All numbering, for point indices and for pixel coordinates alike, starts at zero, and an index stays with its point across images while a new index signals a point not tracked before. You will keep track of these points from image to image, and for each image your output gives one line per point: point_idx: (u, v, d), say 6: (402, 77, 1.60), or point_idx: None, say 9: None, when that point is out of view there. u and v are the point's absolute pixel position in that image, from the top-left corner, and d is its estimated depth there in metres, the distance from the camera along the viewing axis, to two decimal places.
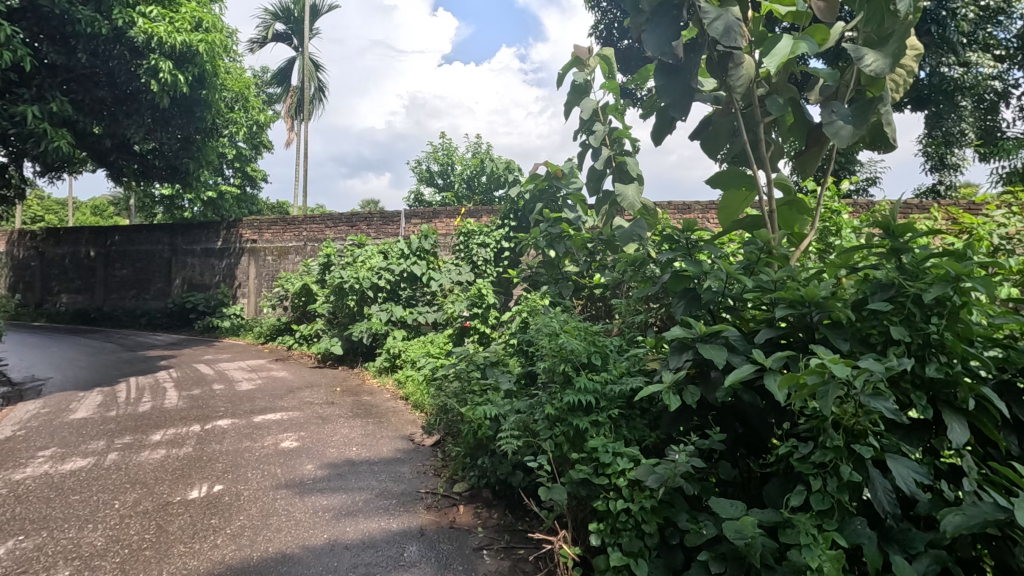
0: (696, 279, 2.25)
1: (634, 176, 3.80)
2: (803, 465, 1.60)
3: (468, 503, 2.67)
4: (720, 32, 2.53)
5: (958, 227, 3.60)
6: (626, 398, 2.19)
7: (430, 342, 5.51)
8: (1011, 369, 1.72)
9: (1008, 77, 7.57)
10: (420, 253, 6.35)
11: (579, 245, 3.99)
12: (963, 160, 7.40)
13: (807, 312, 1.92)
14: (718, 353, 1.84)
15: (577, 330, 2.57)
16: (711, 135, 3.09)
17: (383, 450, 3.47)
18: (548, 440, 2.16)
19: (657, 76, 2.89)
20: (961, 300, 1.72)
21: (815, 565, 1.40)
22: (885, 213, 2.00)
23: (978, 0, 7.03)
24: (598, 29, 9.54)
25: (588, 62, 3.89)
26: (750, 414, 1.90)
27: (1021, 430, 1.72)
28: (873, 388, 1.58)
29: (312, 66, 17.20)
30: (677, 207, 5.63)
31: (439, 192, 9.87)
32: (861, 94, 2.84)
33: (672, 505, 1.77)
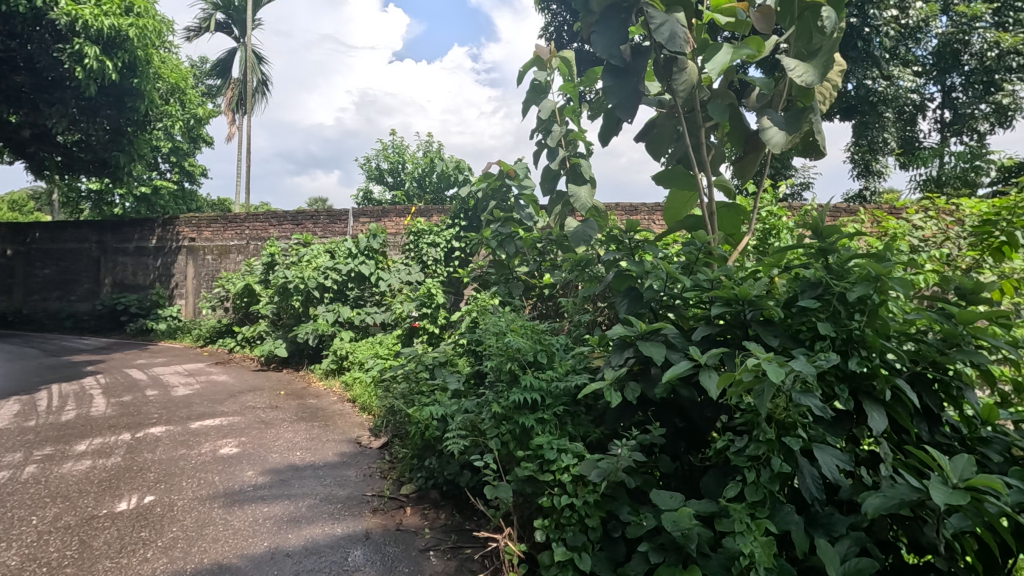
0: (638, 278, 2.33)
1: (587, 178, 3.86)
2: (738, 458, 1.66)
3: (415, 504, 2.64)
4: (665, 38, 2.61)
5: (881, 229, 3.86)
6: (571, 395, 2.22)
7: (378, 343, 5.42)
8: (922, 362, 1.85)
9: (925, 91, 8.15)
10: (369, 253, 6.23)
11: (529, 245, 4.02)
12: (886, 167, 7.91)
13: (741, 310, 2.01)
14: (658, 350, 1.90)
15: (523, 330, 2.59)
16: (656, 137, 3.18)
17: (329, 454, 3.39)
18: (494, 438, 2.17)
19: (605, 77, 2.94)
20: (881, 298, 1.83)
21: (748, 551, 1.45)
22: (814, 215, 2.11)
23: (899, 18, 7.53)
24: (547, 31, 9.64)
25: (549, 62, 3.91)
26: (688, 408, 1.97)
27: (930, 417, 1.85)
28: (801, 382, 1.66)
29: (255, 58, 16.58)
30: (624, 208, 5.76)
31: (389, 190, 9.72)
32: (794, 103, 2.99)
33: (615, 499, 1.81)
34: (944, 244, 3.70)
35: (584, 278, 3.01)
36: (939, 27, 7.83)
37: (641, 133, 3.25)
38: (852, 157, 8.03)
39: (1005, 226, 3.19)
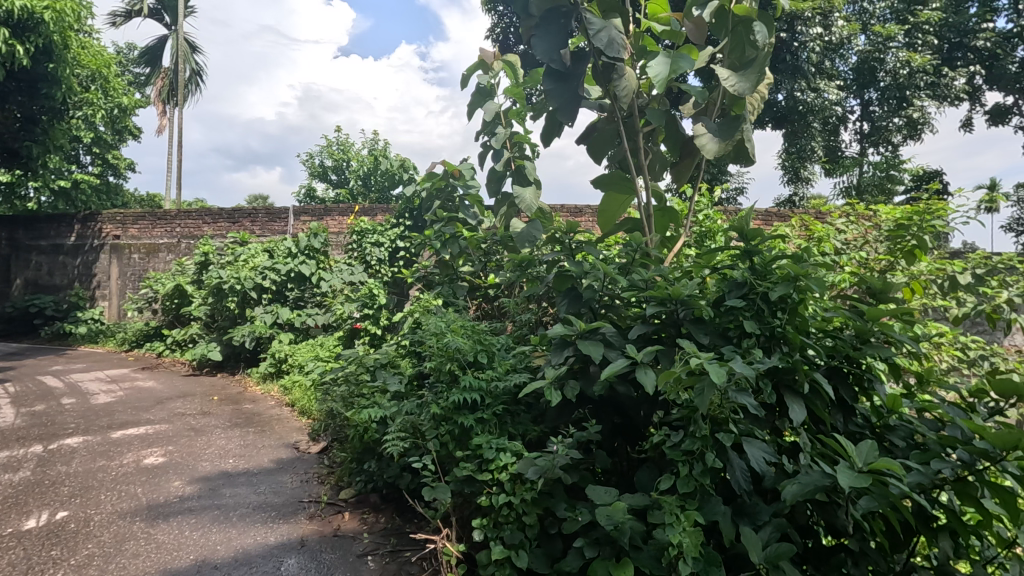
0: (578, 279, 2.37)
1: (532, 180, 3.89)
2: (674, 452, 1.71)
3: (354, 509, 2.59)
4: (604, 43, 2.67)
5: (809, 233, 4.07)
6: (511, 395, 2.24)
7: (319, 345, 5.27)
8: (837, 356, 1.98)
9: (847, 104, 8.71)
10: (309, 252, 6.05)
11: (473, 245, 4.01)
12: (812, 174, 8.40)
13: (674, 310, 2.08)
14: (596, 348, 1.93)
15: (463, 330, 2.58)
16: (597, 140, 3.24)
17: (264, 460, 3.27)
18: (433, 439, 2.16)
19: (547, 81, 2.96)
20: (800, 297, 1.94)
21: (676, 542, 1.50)
22: (738, 218, 2.22)
23: (825, 34, 7.98)
24: (494, 32, 9.66)
25: (493, 65, 3.91)
26: (625, 405, 2.02)
27: (845, 409, 1.98)
28: (736, 380, 1.73)
29: (188, 47, 15.75)
30: (569, 210, 5.85)
31: (332, 189, 9.47)
32: (726, 111, 3.13)
33: (552, 496, 1.84)
34: (864, 247, 3.94)
35: (526, 278, 3.03)
36: (859, 45, 8.40)
37: (582, 136, 3.31)
38: (782, 164, 8.48)
39: (916, 232, 3.46)
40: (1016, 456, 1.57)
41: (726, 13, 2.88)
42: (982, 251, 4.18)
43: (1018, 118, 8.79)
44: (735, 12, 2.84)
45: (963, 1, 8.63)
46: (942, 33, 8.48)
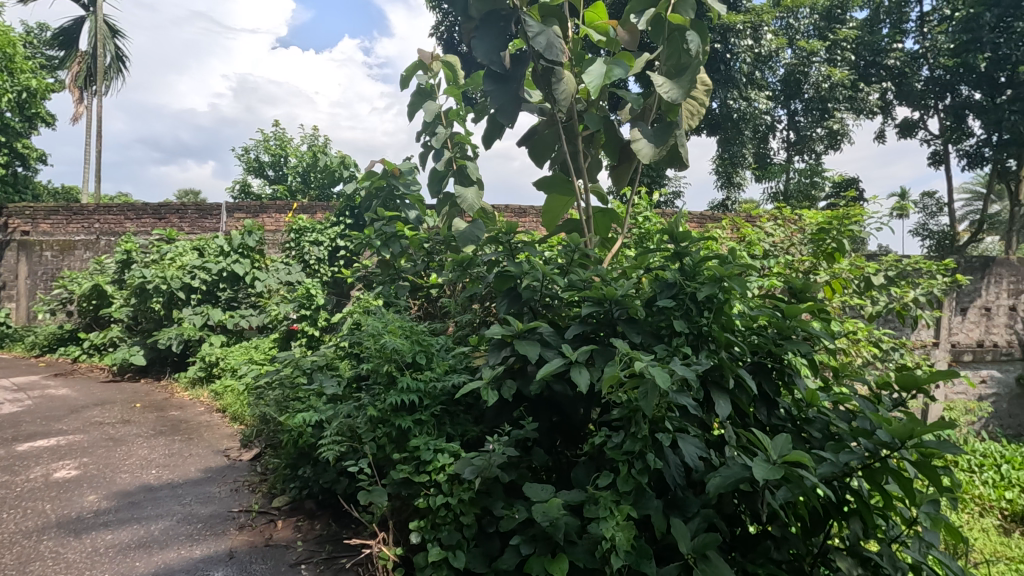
0: (517, 279, 2.39)
1: (474, 180, 3.87)
2: (613, 451, 1.74)
3: (288, 517, 2.51)
4: (543, 47, 2.71)
5: (740, 235, 4.26)
6: (449, 395, 2.23)
7: (254, 348, 5.07)
8: (760, 353, 2.10)
9: (775, 114, 9.21)
10: (243, 250, 5.78)
11: (415, 245, 3.96)
12: (743, 179, 8.85)
13: (609, 309, 2.13)
14: (533, 348, 1.96)
15: (402, 330, 2.55)
16: (537, 143, 3.29)
17: (191, 470, 3.11)
18: (369, 442, 2.13)
19: (487, 82, 2.96)
20: (725, 296, 2.04)
21: (609, 536, 1.53)
22: (669, 220, 2.30)
23: (755, 46, 8.40)
24: (438, 30, 9.59)
25: (432, 66, 3.86)
26: (563, 403, 2.05)
27: (769, 402, 2.09)
28: (675, 381, 1.76)
29: (108, 30, 14.74)
30: (513, 211, 5.89)
31: (269, 185, 9.11)
32: (662, 117, 3.23)
33: (490, 494, 1.84)
34: (790, 248, 4.17)
35: (467, 277, 3.03)
36: (785, 58, 8.91)
37: (523, 138, 3.34)
38: (716, 169, 8.89)
39: (836, 235, 3.80)
40: (913, 444, 1.71)
41: (661, 21, 2.96)
42: (893, 254, 4.52)
43: (924, 132, 9.56)
44: (669, 21, 2.92)
45: (876, 22, 9.32)
46: (858, 49, 9.23)
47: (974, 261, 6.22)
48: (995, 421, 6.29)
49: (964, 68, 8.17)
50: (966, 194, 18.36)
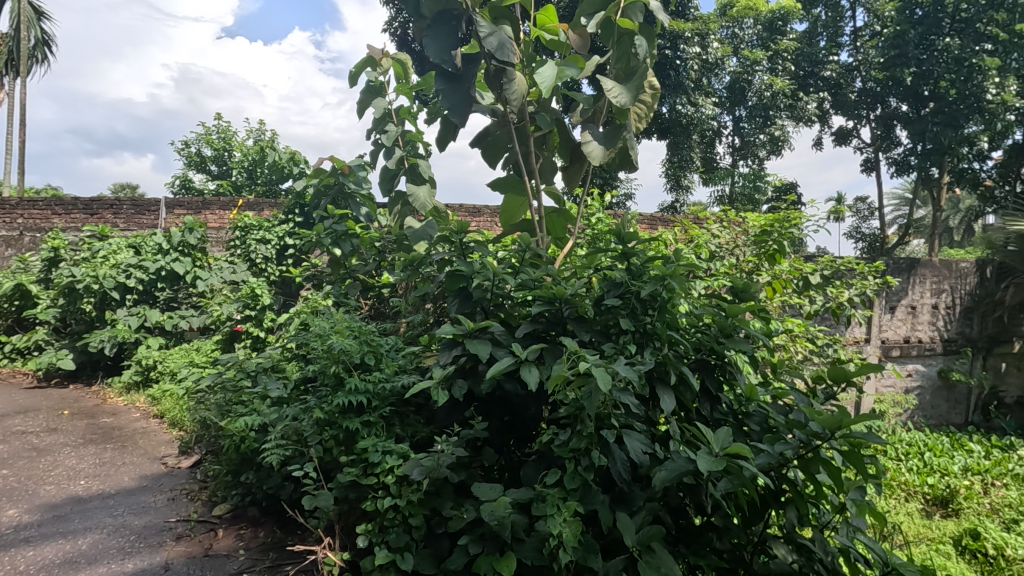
0: (468, 279, 2.39)
1: (426, 178, 3.83)
2: (561, 449, 1.76)
3: (229, 525, 2.42)
4: (494, 47, 2.71)
5: (688, 236, 4.39)
6: (398, 396, 2.21)
7: (195, 349, 4.86)
8: (704, 350, 2.17)
9: (721, 119, 9.55)
10: (184, 248, 5.51)
11: (366, 244, 3.89)
12: (691, 183, 9.14)
13: (559, 308, 2.16)
14: (483, 347, 1.95)
15: (350, 330, 2.50)
16: (490, 144, 3.30)
17: (125, 479, 2.96)
18: (315, 445, 2.09)
19: (438, 81, 2.94)
20: (668, 295, 2.10)
21: (556, 532, 1.54)
22: (617, 222, 2.35)
23: (702, 54, 8.69)
24: (392, 26, 9.45)
25: (381, 62, 3.80)
26: (513, 402, 2.06)
27: (711, 397, 2.17)
28: (620, 378, 1.80)
29: (33, 12, 13.77)
30: (467, 210, 5.87)
31: (212, 181, 8.73)
32: (612, 119, 3.29)
33: (439, 495, 1.83)
34: (735, 249, 4.32)
35: (418, 277, 3.00)
36: (730, 66, 9.27)
37: (476, 138, 3.34)
38: (666, 172, 9.14)
39: (776, 237, 4.08)
40: (841, 434, 1.80)
41: (611, 24, 3.01)
42: (829, 255, 4.76)
43: (858, 140, 10.13)
44: (619, 25, 2.97)
45: (814, 34, 9.80)
46: (798, 60, 9.68)
47: (902, 263, 6.63)
48: (919, 411, 6.74)
49: (893, 81, 8.71)
50: (895, 199, 19.57)
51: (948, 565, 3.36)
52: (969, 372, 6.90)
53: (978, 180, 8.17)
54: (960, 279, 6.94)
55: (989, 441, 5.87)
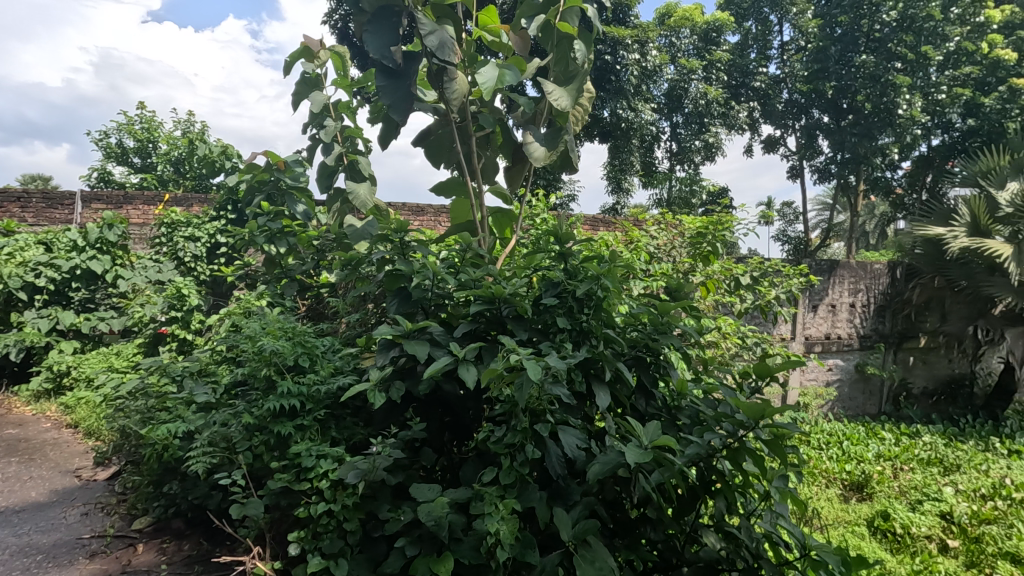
0: (406, 279, 2.37)
1: (366, 176, 3.75)
2: (496, 446, 1.77)
3: (150, 539, 2.29)
4: (435, 45, 2.69)
5: (628, 238, 4.52)
6: (333, 398, 2.16)
7: (114, 353, 4.56)
8: (639, 347, 2.23)
9: (660, 125, 9.87)
10: (102, 245, 5.13)
11: (304, 243, 3.77)
12: (631, 186, 9.40)
13: (499, 308, 2.18)
14: (421, 347, 1.94)
15: (283, 332, 2.42)
16: (433, 143, 3.29)
17: (32, 494, 2.73)
18: (244, 452, 2.02)
19: (378, 77, 2.89)
20: (604, 295, 2.16)
21: (493, 530, 1.54)
22: (556, 223, 2.39)
23: (642, 61, 8.95)
24: (332, 18, 9.21)
25: (319, 54, 3.69)
26: (452, 402, 2.06)
27: (646, 393, 2.24)
28: (553, 374, 1.83)
29: None
30: (410, 209, 5.78)
31: (135, 174, 8.20)
32: (552, 122, 3.34)
33: (376, 498, 1.80)
34: (670, 251, 4.49)
35: (356, 277, 2.93)
36: (668, 73, 9.60)
37: (418, 137, 3.32)
38: (607, 175, 9.36)
39: (711, 239, 4.25)
40: (765, 424, 1.90)
41: (550, 28, 3.04)
42: (758, 257, 5.01)
43: (785, 148, 10.73)
44: (558, 28, 3.01)
45: (745, 46, 10.31)
46: (730, 71, 10.21)
47: (824, 265, 7.08)
48: (839, 403, 7.23)
49: (816, 93, 9.30)
50: (817, 205, 20.90)
51: (861, 545, 3.63)
52: (882, 366, 7.45)
53: (889, 187, 9.15)
54: (874, 279, 7.49)
55: (899, 429, 6.37)
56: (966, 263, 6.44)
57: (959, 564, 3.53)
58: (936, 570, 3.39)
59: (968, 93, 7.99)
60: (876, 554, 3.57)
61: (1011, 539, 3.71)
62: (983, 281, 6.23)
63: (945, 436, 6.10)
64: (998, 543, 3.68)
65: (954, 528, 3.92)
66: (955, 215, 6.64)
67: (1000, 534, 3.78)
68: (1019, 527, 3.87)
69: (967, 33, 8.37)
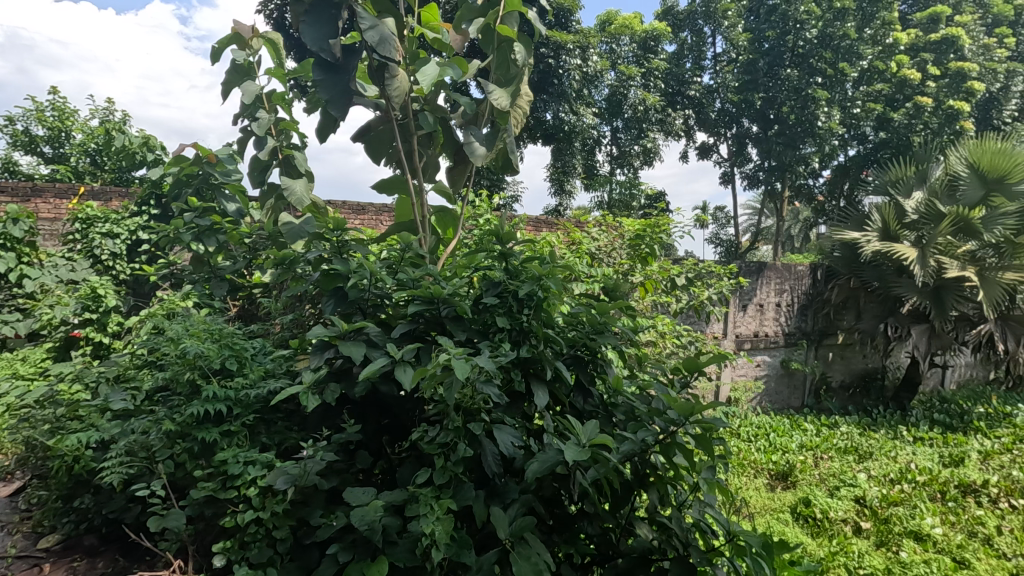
0: (343, 279, 2.32)
1: (303, 171, 3.63)
2: (431, 446, 1.76)
3: (59, 558, 2.13)
4: (375, 41, 2.64)
5: (571, 239, 4.58)
6: (263, 402, 2.09)
7: (20, 359, 4.20)
8: (577, 346, 2.27)
9: (601, 129, 10.10)
10: (5, 242, 4.70)
11: (235, 241, 3.61)
12: (573, 188, 9.57)
13: (438, 308, 2.17)
14: (357, 348, 1.90)
15: (209, 334, 2.31)
16: (373, 140, 3.22)
17: None
18: (165, 461, 1.92)
19: (316, 71, 2.81)
20: (543, 295, 2.19)
21: (428, 531, 1.53)
22: (497, 223, 2.41)
23: (584, 65, 9.12)
24: (268, 8, 8.86)
25: (250, 42, 3.53)
26: (390, 403, 2.03)
27: (583, 390, 2.29)
28: (488, 374, 1.84)
29: None
30: (351, 207, 5.64)
31: (45, 165, 7.57)
32: (494, 123, 3.34)
33: (308, 504, 1.75)
34: (611, 252, 4.59)
35: (290, 276, 2.82)
36: (609, 79, 9.82)
37: (358, 133, 3.24)
38: (551, 177, 9.50)
39: (649, 241, 4.45)
40: (694, 419, 1.98)
41: (490, 31, 3.06)
42: (692, 258, 5.22)
43: (717, 155, 11.24)
44: (498, 32, 3.03)
45: (681, 56, 10.72)
46: (667, 79, 10.55)
47: (752, 267, 7.47)
48: (766, 397, 7.64)
49: (746, 103, 9.76)
50: (748, 209, 22.06)
51: (784, 530, 3.86)
52: (805, 361, 7.94)
53: (811, 194, 9.95)
54: (797, 280, 7.97)
55: (820, 421, 6.79)
56: (878, 265, 6.98)
57: (870, 544, 3.81)
58: (850, 550, 3.64)
59: (880, 109, 8.67)
60: (798, 538, 3.80)
61: (915, 518, 4.04)
62: (892, 282, 6.76)
63: (859, 426, 6.57)
64: (904, 523, 3.98)
65: (867, 511, 4.22)
66: (869, 221, 7.15)
67: (906, 514, 4.09)
68: (921, 508, 4.22)
69: (879, 53, 9.04)
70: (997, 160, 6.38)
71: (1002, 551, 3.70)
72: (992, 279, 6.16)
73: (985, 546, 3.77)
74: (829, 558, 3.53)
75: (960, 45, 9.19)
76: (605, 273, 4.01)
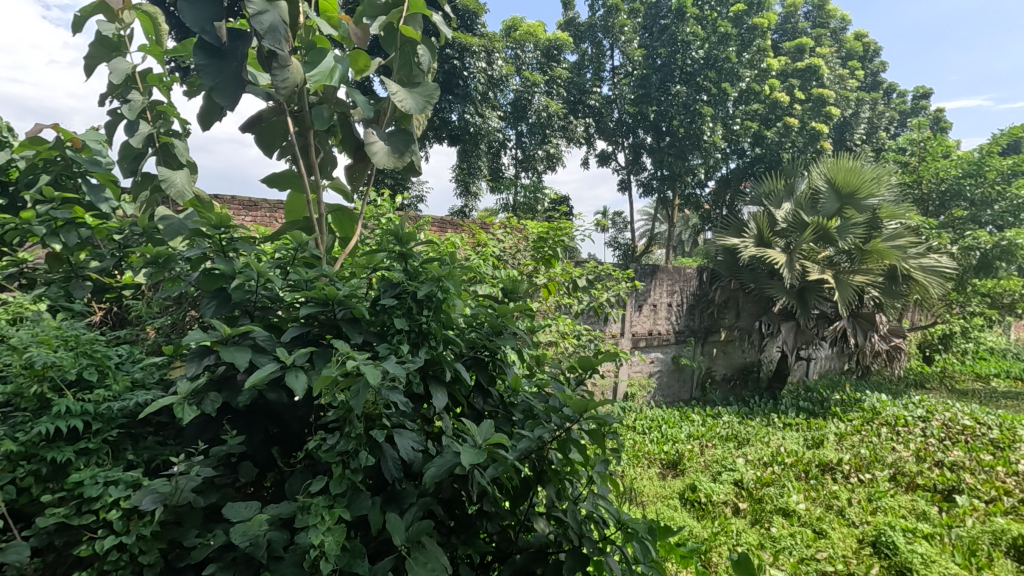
0: (228, 279, 2.16)
1: (184, 162, 3.34)
2: (326, 455, 1.69)
3: None
4: (266, 28, 2.49)
5: (476, 240, 4.59)
6: (131, 416, 1.89)
7: None
8: (479, 348, 2.28)
9: (506, 132, 10.26)
10: None
11: (101, 236, 3.24)
12: (479, 189, 9.63)
13: (332, 310, 2.08)
14: (242, 354, 1.77)
15: (64, 340, 2.06)
16: (265, 130, 3.04)
17: None
18: (4, 487, 1.67)
19: (199, 54, 2.58)
20: (443, 296, 2.17)
21: (317, 543, 1.46)
22: (397, 222, 2.35)
23: (489, 69, 9.21)
24: None
25: (121, 14, 3.17)
26: (279, 411, 1.92)
27: (483, 391, 2.30)
28: (389, 379, 1.78)
29: None
30: (242, 203, 5.27)
31: None
32: (396, 123, 3.27)
33: (181, 523, 1.61)
34: (514, 254, 4.66)
35: (166, 277, 2.58)
36: (513, 84, 9.98)
37: (247, 123, 3.03)
38: (456, 178, 9.51)
39: (552, 243, 4.56)
40: (588, 416, 2.03)
41: (393, 31, 3.00)
42: (591, 261, 5.44)
43: (616, 162, 11.83)
44: (401, 32, 2.97)
45: (583, 66, 11.15)
46: (569, 87, 10.92)
47: (647, 269, 7.92)
48: (658, 391, 8.14)
49: (641, 115, 10.33)
50: (645, 215, 23.50)
51: (673, 515, 4.14)
52: (692, 357, 8.57)
53: (699, 203, 10.77)
54: (686, 282, 8.56)
55: (705, 412, 7.36)
56: (754, 268, 7.69)
57: (746, 523, 4.20)
58: (729, 530, 3.98)
59: (755, 127, 9.58)
60: (684, 522, 4.09)
61: (783, 496, 4.49)
62: (766, 283, 7.48)
63: (739, 415, 7.19)
64: (773, 500, 4.43)
65: (744, 492, 4.66)
66: (746, 228, 7.89)
67: (775, 493, 4.55)
68: (788, 486, 4.70)
69: (755, 76, 9.97)
70: (851, 176, 7.23)
71: (852, 520, 4.21)
72: (846, 281, 7.01)
73: (839, 516, 4.28)
74: (711, 539, 3.83)
75: (820, 74, 10.39)
76: (509, 274, 4.05)
